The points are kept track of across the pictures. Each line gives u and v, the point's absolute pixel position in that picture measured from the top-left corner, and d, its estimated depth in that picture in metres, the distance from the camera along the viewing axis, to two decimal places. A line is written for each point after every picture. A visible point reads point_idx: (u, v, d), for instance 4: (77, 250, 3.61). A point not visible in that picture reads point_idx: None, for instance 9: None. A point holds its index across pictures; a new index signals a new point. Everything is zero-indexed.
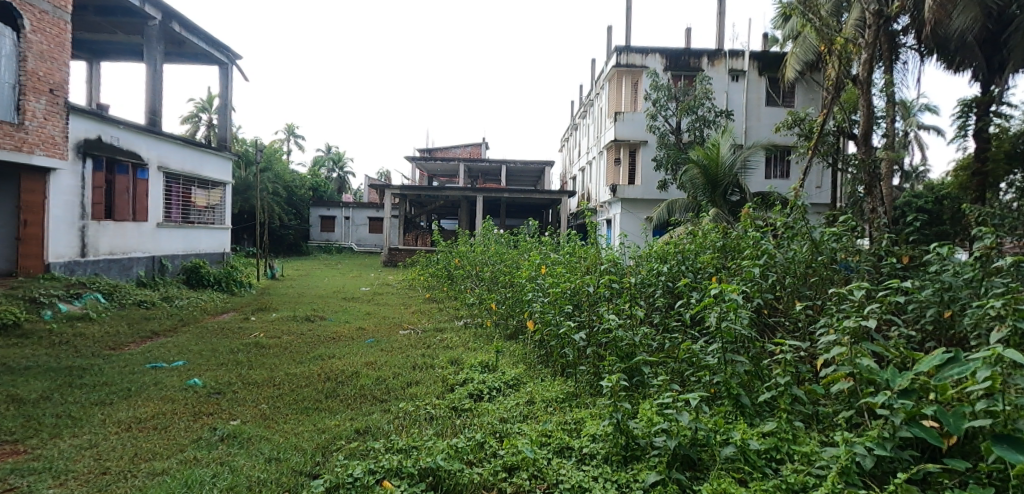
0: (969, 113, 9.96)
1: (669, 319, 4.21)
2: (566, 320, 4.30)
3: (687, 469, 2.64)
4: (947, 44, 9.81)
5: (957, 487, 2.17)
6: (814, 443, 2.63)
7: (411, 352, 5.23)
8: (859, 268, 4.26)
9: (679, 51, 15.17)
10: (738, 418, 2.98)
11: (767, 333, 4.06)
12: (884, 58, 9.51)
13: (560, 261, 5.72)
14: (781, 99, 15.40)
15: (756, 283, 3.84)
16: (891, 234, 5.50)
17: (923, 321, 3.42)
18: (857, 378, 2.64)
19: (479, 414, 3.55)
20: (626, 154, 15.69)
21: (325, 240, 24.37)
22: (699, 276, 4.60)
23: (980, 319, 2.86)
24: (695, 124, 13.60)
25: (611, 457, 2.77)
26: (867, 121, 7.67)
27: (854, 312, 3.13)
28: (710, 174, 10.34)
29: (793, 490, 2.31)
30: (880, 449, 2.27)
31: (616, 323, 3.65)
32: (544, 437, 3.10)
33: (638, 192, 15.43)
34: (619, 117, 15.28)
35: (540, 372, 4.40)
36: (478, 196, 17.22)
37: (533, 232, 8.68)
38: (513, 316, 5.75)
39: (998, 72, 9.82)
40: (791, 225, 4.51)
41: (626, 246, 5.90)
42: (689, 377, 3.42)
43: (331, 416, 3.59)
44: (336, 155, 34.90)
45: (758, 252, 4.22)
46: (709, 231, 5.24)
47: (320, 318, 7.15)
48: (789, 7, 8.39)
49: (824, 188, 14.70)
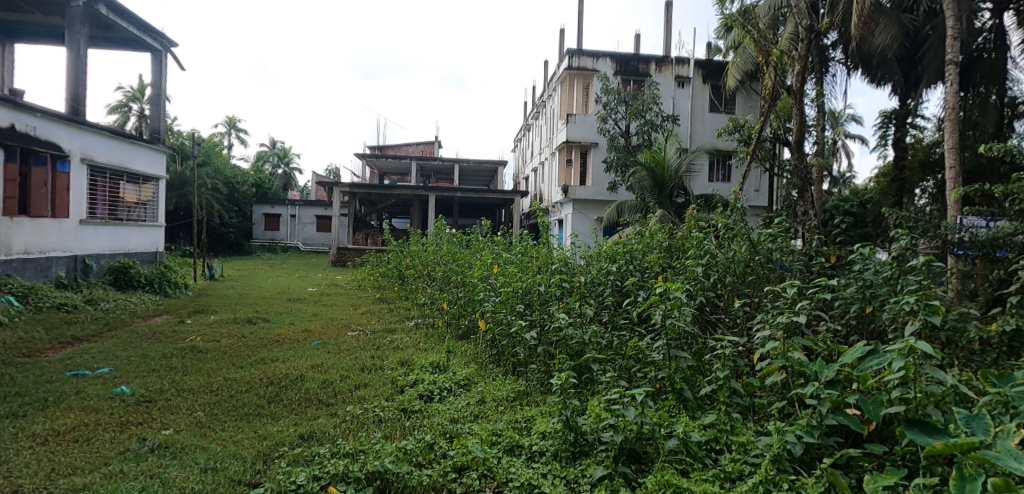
0: (889, 124, 10.82)
1: (618, 317, 4.34)
2: (517, 319, 4.33)
3: (633, 462, 2.73)
4: (870, 59, 10.52)
5: (875, 470, 2.33)
6: (750, 433, 2.77)
7: (360, 354, 5.13)
8: (792, 267, 4.50)
9: (629, 56, 15.57)
10: (681, 411, 3.12)
11: (709, 329, 4.26)
12: (815, 69, 10.11)
13: (512, 261, 5.75)
14: (723, 106, 16.06)
15: (698, 281, 4.06)
16: (821, 236, 5.83)
17: (848, 316, 3.67)
18: (789, 371, 2.80)
19: (430, 415, 3.53)
20: (578, 155, 15.95)
21: (269, 238, 23.48)
22: (646, 275, 4.74)
23: (897, 314, 3.09)
24: (643, 128, 14.02)
25: (560, 453, 2.82)
26: (800, 130, 8.13)
27: (787, 309, 3.32)
28: (657, 177, 10.62)
29: (730, 478, 2.45)
30: (809, 436, 2.43)
31: (567, 322, 3.70)
32: (494, 436, 3.11)
33: (589, 193, 15.71)
34: (570, 119, 15.52)
35: (491, 372, 4.40)
36: (431, 195, 17.02)
37: (486, 231, 8.66)
38: (464, 316, 5.74)
39: (913, 87, 10.72)
40: (731, 226, 4.76)
41: (577, 246, 6.02)
42: (636, 373, 3.53)
43: (273, 421, 3.47)
44: (282, 151, 33.62)
45: (701, 252, 4.43)
46: (656, 231, 5.41)
47: (263, 320, 6.89)
48: (729, 19, 8.81)
49: (762, 191, 15.50)
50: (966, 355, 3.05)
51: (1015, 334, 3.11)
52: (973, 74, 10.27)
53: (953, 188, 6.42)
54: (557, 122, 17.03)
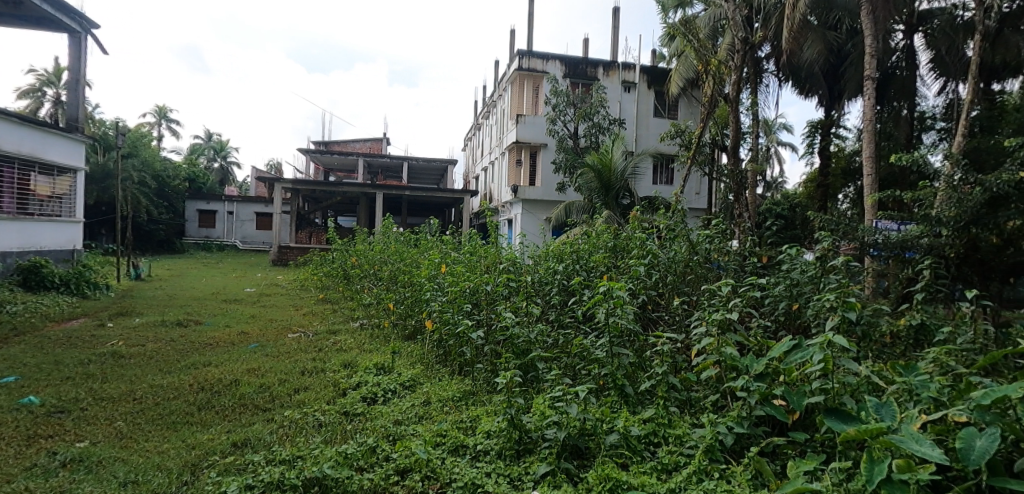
0: (815, 133, 11.55)
1: (564, 316, 4.40)
2: (464, 319, 4.28)
3: (576, 458, 2.76)
4: (799, 72, 11.19)
5: (798, 456, 2.48)
6: (686, 426, 2.88)
7: (301, 357, 4.95)
8: (728, 267, 4.70)
9: (577, 59, 15.87)
10: (622, 407, 3.20)
11: (650, 326, 4.39)
12: (750, 80, 10.65)
13: (460, 260, 5.73)
14: (666, 111, 16.62)
15: (640, 281, 4.22)
16: (754, 237, 6.14)
17: (777, 313, 3.87)
18: (722, 365, 2.94)
19: (372, 418, 3.45)
20: (527, 155, 16.05)
21: (204, 236, 22.29)
22: (592, 275, 4.83)
23: (819, 310, 3.32)
24: (590, 130, 14.29)
25: (504, 452, 2.82)
26: (736, 137, 8.56)
27: (721, 306, 3.49)
28: (604, 179, 10.86)
29: (667, 469, 2.55)
30: (739, 427, 2.59)
31: (513, 321, 3.73)
32: (439, 437, 3.08)
33: (538, 194, 15.85)
34: (520, 119, 15.61)
35: (438, 372, 4.35)
36: (379, 193, 16.64)
37: (435, 231, 8.58)
38: (411, 316, 5.64)
39: (837, 100, 11.49)
40: (673, 227, 4.95)
41: (525, 246, 6.08)
42: (581, 371, 3.59)
43: (203, 429, 3.30)
44: (218, 144, 31.95)
45: (644, 252, 4.58)
46: (602, 232, 5.53)
47: (195, 323, 6.53)
48: (672, 27, 9.14)
49: (702, 194, 16.15)
50: (879, 348, 3.30)
51: (920, 328, 3.38)
52: (887, 90, 11.08)
53: (870, 194, 6.92)
54: (507, 122, 17.12)
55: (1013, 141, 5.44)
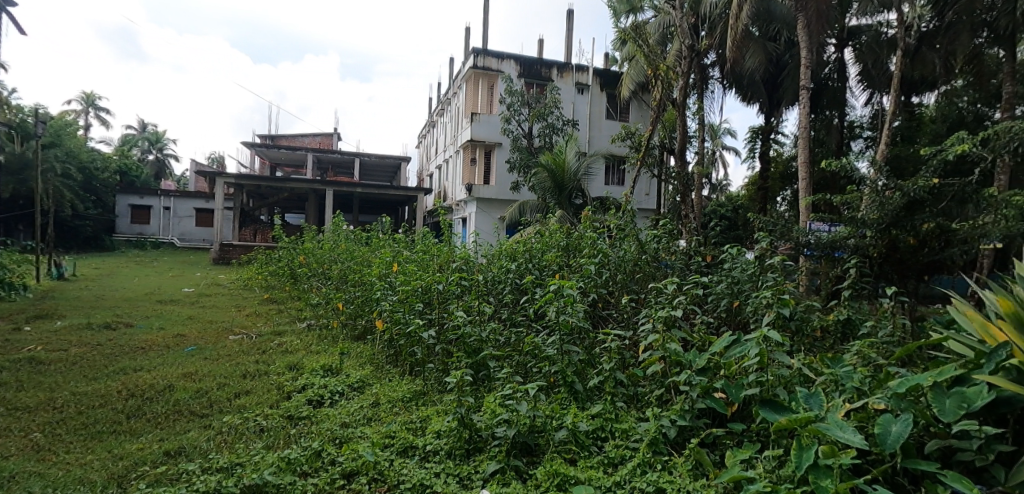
0: (756, 139, 12.10)
1: (516, 314, 4.42)
2: (416, 318, 4.22)
3: (525, 455, 2.78)
4: (741, 80, 11.70)
5: (735, 446, 2.60)
6: (632, 419, 2.96)
7: (242, 359, 4.75)
8: (675, 266, 4.86)
9: (532, 60, 16.02)
10: (571, 403, 3.25)
11: (600, 324, 4.47)
12: (697, 86, 11.05)
13: (412, 259, 5.65)
14: (618, 114, 16.99)
15: (591, 279, 4.30)
16: (700, 237, 6.37)
17: (719, 310, 4.04)
18: (667, 361, 3.04)
19: (318, 421, 3.36)
20: (481, 154, 16.04)
21: (137, 233, 21.07)
22: (544, 273, 4.87)
23: (758, 307, 3.48)
24: (544, 130, 14.43)
25: (454, 451, 2.81)
26: (683, 140, 8.85)
27: (667, 304, 3.60)
28: (557, 178, 10.99)
29: (613, 463, 2.60)
30: (681, 419, 2.68)
31: (465, 320, 3.71)
32: (387, 438, 3.03)
33: (492, 192, 15.84)
34: (474, 117, 15.55)
35: (388, 373, 4.28)
36: (328, 189, 16.19)
37: (387, 229, 8.43)
38: (361, 316, 5.51)
39: (776, 107, 12.07)
40: (623, 227, 5.08)
41: (479, 245, 6.07)
42: (532, 369, 3.63)
43: (132, 439, 3.11)
44: (153, 135, 30.21)
45: (595, 252, 4.67)
46: (554, 231, 5.60)
47: (125, 326, 6.13)
48: (623, 32, 9.35)
49: (651, 196, 16.61)
50: (811, 342, 3.50)
51: (846, 322, 3.60)
52: (820, 100, 11.72)
53: (805, 197, 7.31)
54: (462, 121, 17.02)
55: (931, 150, 5.89)
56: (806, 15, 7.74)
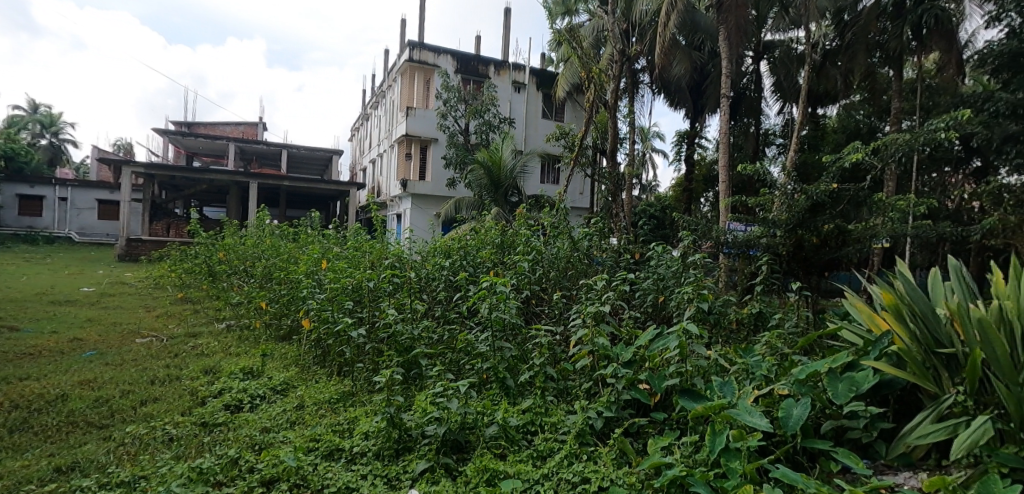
0: (682, 143, 12.70)
1: (449, 312, 4.39)
2: (345, 316, 4.08)
3: (456, 452, 2.78)
4: (669, 86, 12.23)
5: (657, 434, 2.73)
6: (561, 412, 3.02)
7: (150, 364, 4.40)
8: (606, 263, 5.02)
9: (469, 56, 15.98)
10: (503, 398, 3.28)
11: (533, 320, 4.53)
12: (628, 89, 11.44)
13: (342, 256, 5.46)
14: (553, 114, 17.25)
15: (524, 276, 4.35)
16: (630, 235, 6.61)
17: (646, 305, 4.21)
18: (596, 355, 3.13)
19: (236, 427, 3.18)
20: (417, 149, 15.73)
21: (27, 226, 19.04)
22: (479, 270, 4.86)
23: (680, 302, 3.66)
24: (481, 128, 14.32)
25: (383, 452, 2.75)
26: (614, 142, 9.14)
27: (597, 299, 3.71)
28: (493, 176, 11.01)
29: (542, 456, 2.65)
30: (607, 411, 2.78)
31: (396, 318, 3.64)
32: (312, 442, 2.92)
33: (428, 189, 15.63)
34: (410, 112, 15.27)
35: (314, 374, 4.12)
36: (252, 182, 15.32)
37: (316, 224, 8.10)
38: (286, 316, 5.27)
39: (700, 113, 12.71)
40: (556, 225, 5.19)
41: (413, 242, 5.98)
42: (464, 365, 3.62)
43: (16, 455, 2.81)
44: (47, 117, 27.33)
45: (529, 249, 4.74)
46: (490, 228, 5.62)
47: (10, 330, 5.50)
48: (558, 33, 9.51)
49: (584, 194, 17.01)
50: (727, 334, 3.73)
51: (758, 315, 3.86)
52: (739, 108, 12.45)
53: (726, 199, 7.75)
54: (396, 115, 16.65)
55: (835, 157, 6.42)
56: (727, 28, 8.20)
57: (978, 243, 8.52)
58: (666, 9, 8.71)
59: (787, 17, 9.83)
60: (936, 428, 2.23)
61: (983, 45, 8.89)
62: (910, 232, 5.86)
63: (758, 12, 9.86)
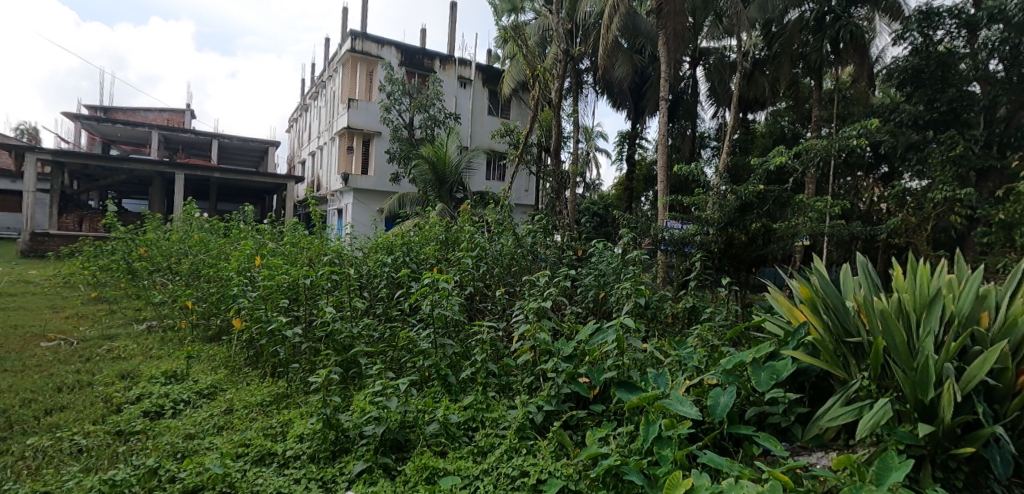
0: (624, 143, 13.06)
1: (391, 309, 4.31)
2: (279, 315, 3.91)
3: (395, 452, 2.74)
4: (612, 87, 12.54)
5: (596, 426, 2.81)
6: (502, 408, 3.04)
7: (58, 370, 4.06)
8: (549, 259, 5.09)
9: (413, 49, 15.75)
10: (444, 395, 3.26)
11: (477, 316, 4.53)
12: (573, 88, 11.63)
13: (278, 252, 5.24)
14: (498, 111, 17.27)
15: (467, 273, 4.34)
16: (573, 233, 6.73)
17: (587, 300, 4.30)
18: (537, 350, 3.17)
19: (156, 435, 2.99)
20: (359, 143, 15.31)
21: None
22: (422, 267, 4.81)
23: (620, 298, 3.77)
24: (426, 122, 14.10)
25: (318, 455, 2.68)
26: (558, 140, 9.28)
27: (539, 295, 3.76)
28: (438, 171, 10.89)
29: (483, 451, 2.66)
30: (548, 405, 2.83)
31: (334, 316, 3.54)
32: (241, 447, 2.80)
33: (370, 183, 15.26)
34: (351, 104, 14.85)
35: (246, 376, 3.94)
36: (178, 173, 14.41)
37: (250, 219, 7.73)
38: (216, 316, 5.01)
39: (640, 115, 13.10)
40: (500, 222, 5.23)
41: (354, 238, 5.83)
42: (406, 363, 3.57)
43: None
44: None
45: (472, 245, 4.73)
46: (433, 224, 5.56)
47: None
48: (503, 30, 9.53)
49: (529, 192, 17.15)
50: (663, 327, 3.88)
51: (692, 309, 4.04)
52: (676, 110, 12.94)
53: (664, 197, 8.03)
54: (337, 106, 16.15)
55: (764, 160, 6.80)
56: (666, 33, 8.49)
57: (885, 241, 9.30)
58: (609, 11, 8.92)
59: (720, 26, 10.31)
60: (844, 411, 2.43)
61: (891, 61, 9.69)
62: (827, 231, 6.31)
63: (695, 20, 10.28)
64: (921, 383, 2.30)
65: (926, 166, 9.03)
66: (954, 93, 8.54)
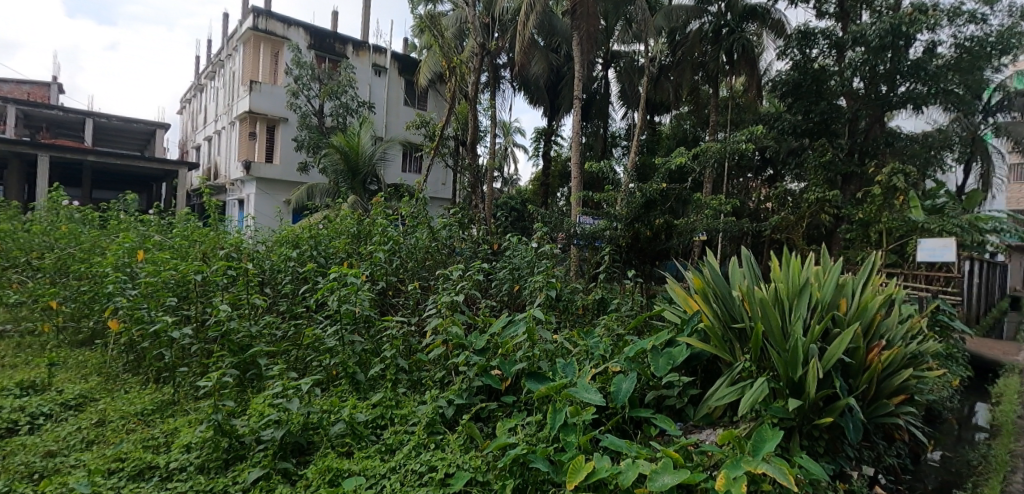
0: (541, 139, 13.31)
1: (295, 306, 4.10)
2: (165, 314, 3.58)
3: (296, 456, 2.62)
4: (528, 84, 12.71)
5: (505, 417, 2.86)
6: (412, 404, 3.00)
7: None
8: (465, 252, 5.07)
9: (324, 32, 15.01)
10: (352, 394, 3.16)
11: (389, 312, 4.41)
12: (490, 83, 11.64)
13: (164, 245, 4.78)
14: (415, 102, 16.90)
15: (379, 267, 4.23)
16: (488, 227, 6.75)
17: (502, 293, 4.33)
18: (450, 344, 3.15)
19: (9, 454, 2.64)
20: (263, 128, 14.35)
21: None
22: (330, 262, 4.61)
23: (534, 291, 3.84)
24: (337, 110, 13.48)
25: (208, 464, 2.50)
26: (474, 134, 9.25)
27: (453, 289, 3.74)
28: (350, 161, 10.46)
29: (391, 449, 2.61)
30: (459, 399, 2.83)
31: (230, 314, 3.30)
32: (115, 462, 2.54)
33: (275, 172, 14.36)
34: (254, 87, 13.87)
35: (124, 383, 3.58)
36: (42, 155, 12.72)
37: (132, 209, 6.98)
38: (88, 317, 4.49)
39: (556, 112, 13.40)
40: (415, 216, 5.15)
41: (255, 231, 5.46)
42: (311, 362, 3.41)
43: None
44: None
45: (385, 239, 4.63)
46: (344, 217, 5.35)
47: None
48: (418, 19, 9.31)
49: (446, 185, 16.98)
50: (573, 319, 4.01)
51: (601, 301, 4.21)
52: (590, 110, 13.38)
53: (577, 193, 8.25)
54: (238, 88, 15.02)
55: (669, 159, 7.21)
56: (580, 34, 8.73)
57: (769, 237, 10.25)
58: (525, 8, 9.01)
59: (630, 30, 10.79)
60: (729, 391, 2.66)
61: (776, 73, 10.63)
62: (722, 227, 6.81)
63: (607, 23, 10.75)
64: (792, 362, 2.58)
65: (804, 169, 10.05)
66: (825, 106, 9.61)
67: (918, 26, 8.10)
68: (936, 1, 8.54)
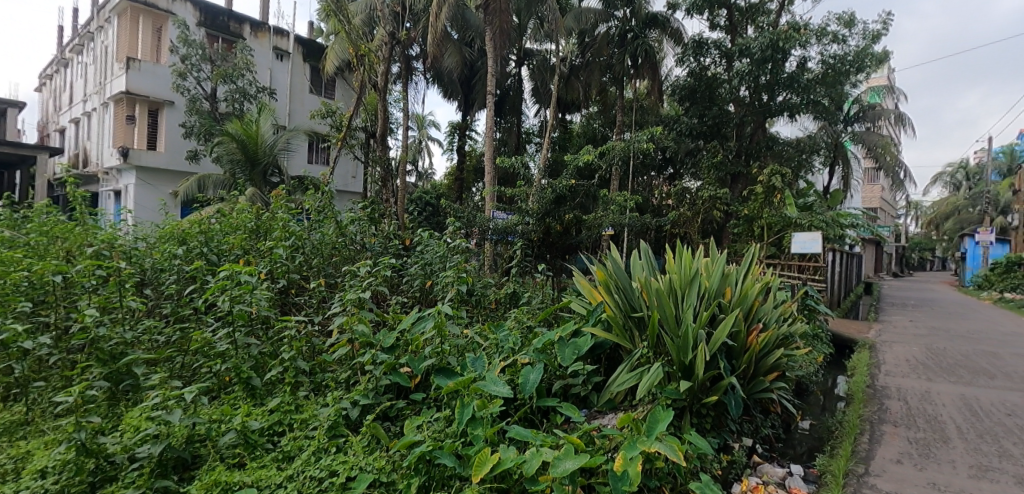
0: (455, 133, 13.21)
1: (181, 308, 3.75)
2: (16, 322, 3.12)
3: (178, 472, 2.42)
4: (441, 77, 12.56)
5: (413, 414, 2.82)
6: (313, 406, 2.85)
7: None
8: (375, 247, 4.90)
9: (217, 9, 13.83)
10: (246, 400, 2.95)
11: (291, 311, 4.17)
12: (402, 75, 11.33)
13: (16, 241, 4.18)
14: (321, 90, 16.10)
15: (280, 264, 4.00)
16: (400, 221, 6.58)
17: (413, 289, 4.24)
18: (355, 343, 3.03)
19: None
20: (144, 112, 12.96)
21: None
22: (223, 259, 4.27)
23: (445, 286, 3.81)
24: (232, 95, 12.46)
25: (69, 490, 2.24)
26: (384, 126, 8.97)
27: (361, 285, 3.61)
28: (247, 150, 9.74)
29: (289, 457, 2.49)
30: (364, 399, 2.74)
31: (99, 319, 2.95)
32: None
33: (159, 161, 13.06)
34: (132, 64, 12.54)
35: None
36: None
37: None
38: None
39: (469, 106, 13.38)
40: (320, 209, 4.93)
41: (132, 226, 4.92)
42: (199, 368, 3.14)
43: None
44: None
45: (287, 234, 4.39)
46: (241, 210, 4.98)
47: None
48: (323, 3, 8.82)
49: (356, 178, 16.37)
50: (484, 313, 4.03)
51: (512, 295, 4.26)
52: (503, 106, 13.50)
53: (489, 188, 8.25)
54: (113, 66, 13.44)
55: (579, 156, 7.44)
56: (492, 30, 8.71)
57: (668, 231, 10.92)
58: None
59: (541, 29, 10.98)
60: (628, 376, 2.81)
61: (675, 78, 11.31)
62: (627, 222, 7.16)
63: (520, 20, 10.93)
64: (683, 347, 2.77)
65: (698, 168, 10.82)
66: (716, 111, 10.48)
67: (792, 42, 8.98)
68: (808, 20, 9.53)
